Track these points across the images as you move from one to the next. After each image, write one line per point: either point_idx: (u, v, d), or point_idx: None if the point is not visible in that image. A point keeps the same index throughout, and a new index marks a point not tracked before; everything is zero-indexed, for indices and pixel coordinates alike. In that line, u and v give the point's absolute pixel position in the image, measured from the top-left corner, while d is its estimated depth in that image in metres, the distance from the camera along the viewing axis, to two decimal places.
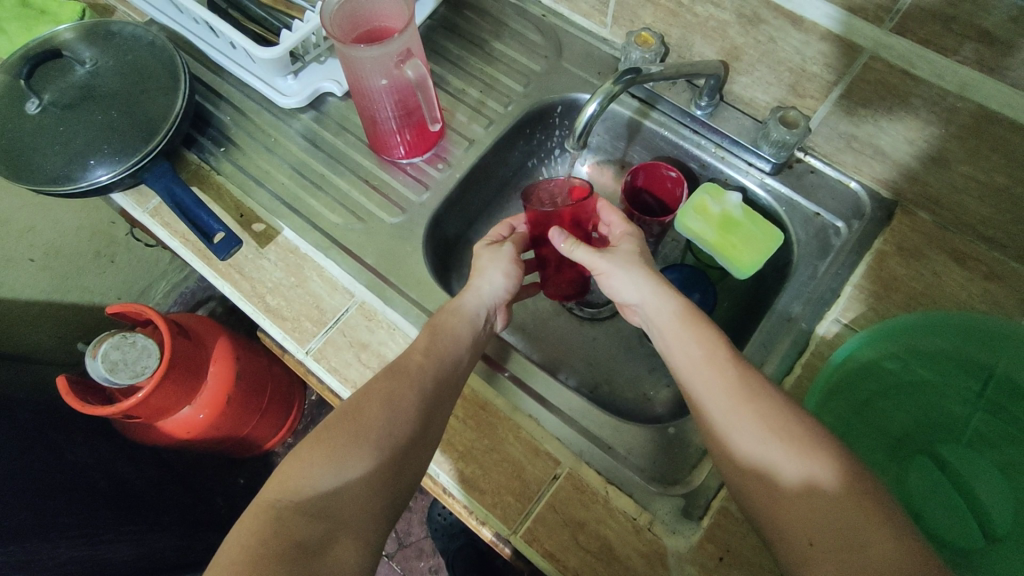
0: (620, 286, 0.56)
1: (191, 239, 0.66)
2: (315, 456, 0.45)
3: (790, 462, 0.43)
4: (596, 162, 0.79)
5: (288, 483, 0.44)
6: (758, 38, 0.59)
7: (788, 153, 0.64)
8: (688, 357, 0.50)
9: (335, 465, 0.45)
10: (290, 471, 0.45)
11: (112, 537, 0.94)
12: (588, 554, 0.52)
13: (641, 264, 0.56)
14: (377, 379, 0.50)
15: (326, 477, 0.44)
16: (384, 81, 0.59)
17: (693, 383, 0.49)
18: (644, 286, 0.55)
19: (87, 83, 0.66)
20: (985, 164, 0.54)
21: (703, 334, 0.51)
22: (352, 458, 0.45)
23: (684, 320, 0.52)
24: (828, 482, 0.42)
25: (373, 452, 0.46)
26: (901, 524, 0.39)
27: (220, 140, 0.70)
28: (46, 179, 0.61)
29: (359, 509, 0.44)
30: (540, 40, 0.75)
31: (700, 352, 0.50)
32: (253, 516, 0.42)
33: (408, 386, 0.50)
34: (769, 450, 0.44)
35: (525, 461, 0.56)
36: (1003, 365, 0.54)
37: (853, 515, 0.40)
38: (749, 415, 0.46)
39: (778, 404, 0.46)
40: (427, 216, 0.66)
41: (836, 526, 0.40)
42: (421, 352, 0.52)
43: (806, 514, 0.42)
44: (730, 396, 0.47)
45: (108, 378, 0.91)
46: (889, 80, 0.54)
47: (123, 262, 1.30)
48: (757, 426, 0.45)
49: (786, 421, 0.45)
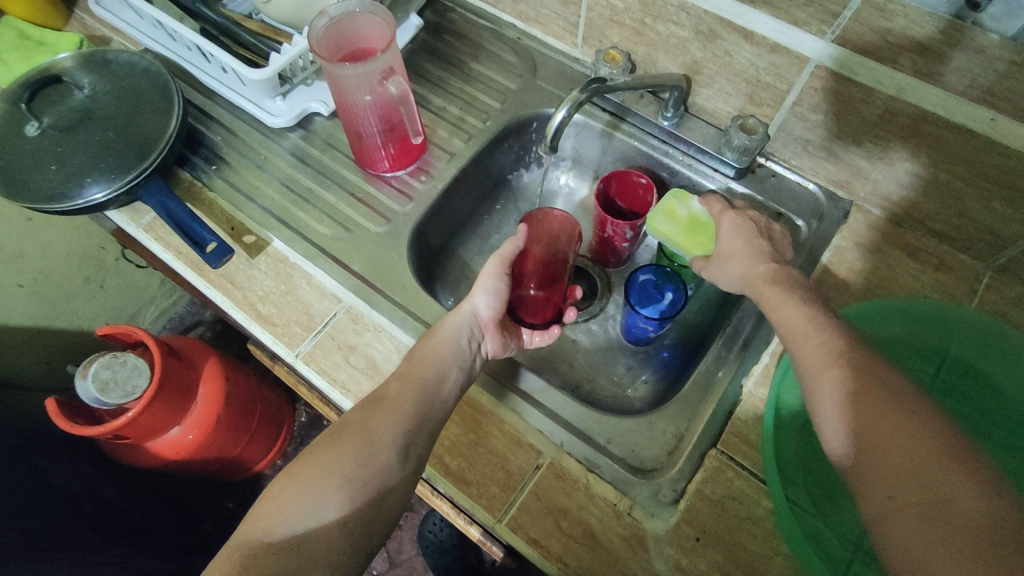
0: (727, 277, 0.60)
1: (183, 252, 0.68)
2: (287, 495, 0.48)
3: (875, 431, 0.42)
4: (570, 174, 0.83)
5: (263, 522, 0.47)
6: (715, 52, 0.64)
7: (749, 158, 0.68)
8: (793, 328, 0.50)
9: (309, 505, 0.47)
10: (263, 511, 0.48)
11: (97, 560, 0.93)
12: (571, 539, 0.54)
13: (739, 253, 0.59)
14: (357, 411, 0.52)
15: (299, 515, 0.47)
16: (368, 97, 0.62)
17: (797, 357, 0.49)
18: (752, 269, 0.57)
19: (86, 106, 0.69)
20: (926, 162, 0.59)
21: (806, 310, 0.50)
22: (327, 500, 0.48)
23: (780, 296, 0.52)
24: (913, 446, 0.40)
25: (346, 489, 0.48)
26: (991, 479, 0.38)
27: (212, 158, 0.73)
28: (43, 197, 0.63)
29: (338, 546, 0.47)
30: (516, 61, 0.79)
31: (806, 319, 0.50)
32: (228, 553, 0.46)
33: (382, 415, 0.52)
34: (855, 415, 0.43)
35: (509, 452, 0.58)
36: (955, 350, 0.59)
37: (937, 468, 0.39)
38: (839, 384, 0.45)
39: (866, 369, 0.45)
40: (411, 225, 0.69)
41: (925, 489, 0.38)
42: (401, 378, 0.54)
43: (891, 481, 0.40)
44: (823, 367, 0.46)
45: (99, 399, 0.92)
46: (835, 87, 0.59)
47: (112, 287, 1.32)
48: (843, 392, 0.44)
49: (869, 388, 0.43)
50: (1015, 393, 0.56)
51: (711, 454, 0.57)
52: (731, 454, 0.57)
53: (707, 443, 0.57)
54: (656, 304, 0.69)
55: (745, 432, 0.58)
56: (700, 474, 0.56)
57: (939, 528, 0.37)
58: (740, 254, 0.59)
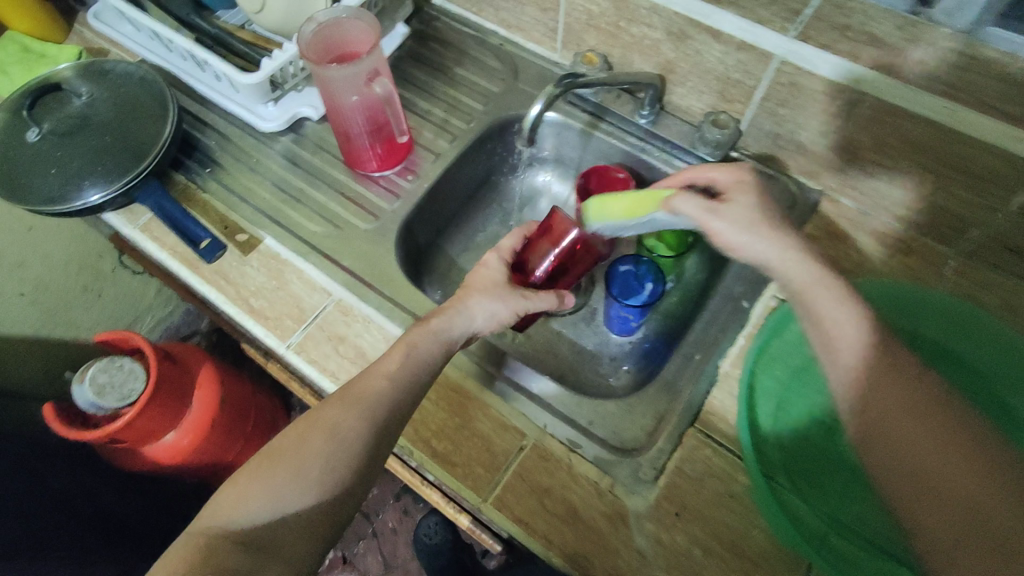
0: (746, 246, 0.51)
1: (178, 251, 0.71)
2: (252, 489, 0.48)
3: (919, 449, 0.42)
4: (554, 174, 0.86)
5: (223, 513, 0.47)
6: (686, 52, 0.67)
7: (722, 152, 0.71)
8: (831, 336, 0.47)
9: (273, 502, 0.48)
10: (225, 502, 0.48)
11: (99, 559, 0.96)
12: (554, 516, 0.56)
13: (760, 220, 0.51)
14: (333, 407, 0.52)
15: (261, 511, 0.47)
16: (355, 97, 0.65)
17: (833, 369, 0.47)
18: (785, 251, 0.49)
19: (84, 113, 0.72)
20: (887, 150, 0.62)
21: (852, 313, 0.46)
22: (292, 499, 0.48)
23: (829, 293, 0.47)
24: (959, 470, 0.41)
25: (312, 489, 0.49)
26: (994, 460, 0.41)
27: (206, 162, 0.76)
28: (43, 200, 0.66)
29: (298, 546, 0.48)
30: (498, 66, 0.83)
31: (853, 330, 0.46)
32: (187, 541, 0.46)
33: (356, 415, 0.52)
34: (900, 432, 0.43)
35: (494, 435, 0.60)
36: (926, 331, 0.61)
37: (945, 454, 0.42)
38: (878, 396, 0.44)
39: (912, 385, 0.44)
40: (398, 222, 0.72)
41: (971, 509, 0.40)
42: (385, 376, 0.54)
43: (934, 500, 0.41)
44: (865, 386, 0.45)
45: (96, 403, 0.94)
46: (799, 82, 0.62)
47: (110, 296, 1.34)
48: (888, 408, 0.44)
49: (917, 406, 0.43)
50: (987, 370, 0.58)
51: (689, 432, 0.59)
52: (709, 432, 0.59)
53: (686, 423, 0.59)
54: (636, 295, 0.72)
55: (721, 411, 0.60)
56: (679, 452, 0.58)
57: (940, 509, 0.41)
58: (761, 222, 0.51)
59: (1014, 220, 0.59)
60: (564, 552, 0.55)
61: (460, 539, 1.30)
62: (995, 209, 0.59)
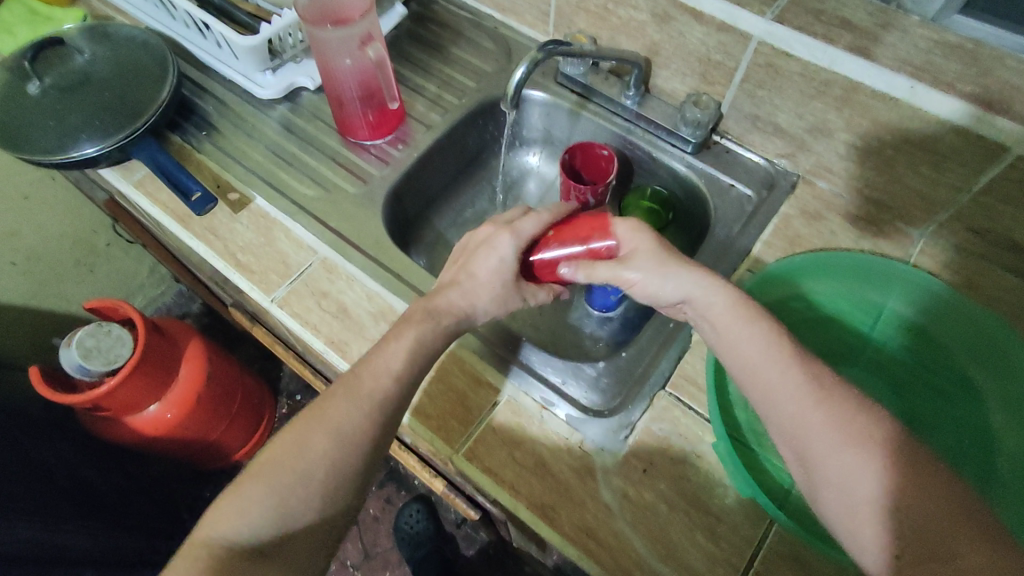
0: (662, 290, 0.55)
1: (170, 206, 0.72)
2: (256, 494, 0.47)
3: (841, 454, 0.44)
4: (543, 155, 0.89)
5: (225, 523, 0.46)
6: (670, 33, 0.70)
7: (703, 132, 0.74)
8: (753, 359, 0.50)
9: (279, 513, 0.47)
10: (224, 510, 0.47)
11: (72, 528, 0.94)
12: (524, 468, 0.57)
13: (672, 259, 0.54)
14: (337, 402, 0.50)
15: (263, 520, 0.46)
16: (348, 61, 0.68)
17: (758, 389, 0.49)
18: (695, 281, 0.53)
19: (86, 70, 0.74)
20: (860, 131, 0.64)
21: (765, 335, 0.50)
22: (296, 505, 0.47)
23: (741, 319, 0.52)
24: (911, 485, 0.42)
25: (317, 495, 0.48)
26: (942, 477, 0.42)
27: (202, 125, 0.78)
28: (41, 150, 0.67)
29: (302, 551, 0.48)
30: (492, 47, 0.85)
31: (762, 352, 0.50)
32: (191, 553, 0.45)
33: (352, 397, 0.50)
34: (825, 444, 0.45)
35: (469, 390, 0.61)
36: (893, 304, 0.65)
37: (896, 471, 0.43)
38: (816, 415, 0.46)
39: (846, 396, 0.46)
40: (387, 188, 0.74)
41: (903, 506, 0.41)
42: (391, 370, 0.52)
43: (894, 519, 0.41)
44: (797, 402, 0.47)
45: (82, 364, 0.94)
46: (777, 62, 0.64)
47: (101, 272, 1.35)
48: (808, 423, 0.46)
49: (854, 415, 0.45)
50: (950, 342, 0.62)
51: (661, 395, 0.60)
52: (680, 395, 0.61)
53: (658, 385, 0.61)
54: None
55: (693, 376, 0.61)
56: (649, 412, 0.60)
57: (899, 524, 0.41)
58: (670, 262, 0.54)
59: (977, 201, 0.62)
60: (532, 502, 0.56)
61: (440, 529, 1.29)
62: (961, 189, 0.62)
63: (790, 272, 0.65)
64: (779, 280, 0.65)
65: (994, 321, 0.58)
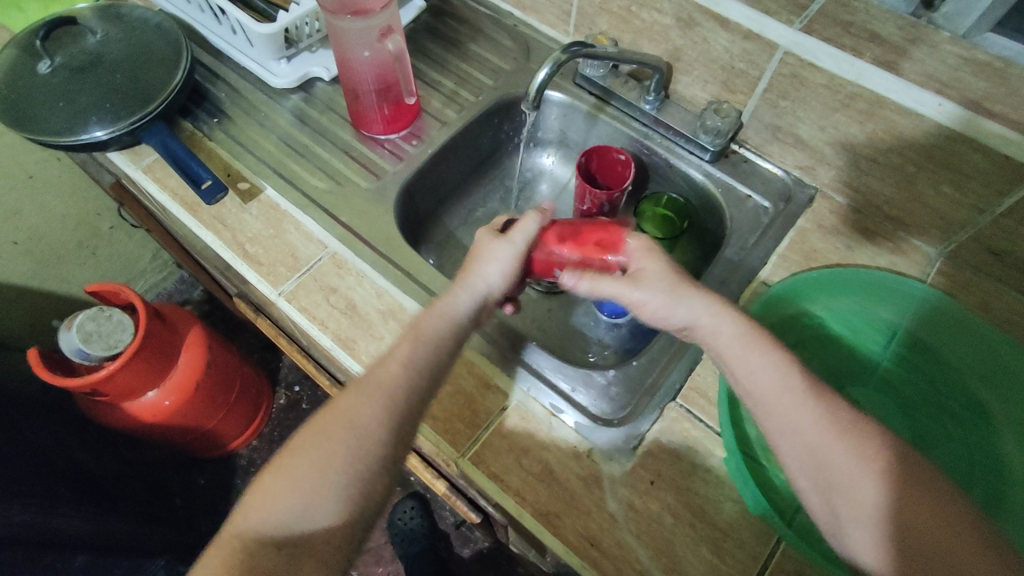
0: (668, 312, 0.53)
1: (179, 194, 0.71)
2: (280, 490, 0.47)
3: (853, 482, 0.45)
4: (557, 156, 0.88)
5: (255, 516, 0.47)
6: (694, 39, 0.69)
7: (723, 141, 0.73)
8: (762, 385, 0.49)
9: (307, 500, 0.47)
10: (255, 501, 0.48)
11: (67, 511, 0.92)
12: (531, 475, 0.56)
13: (683, 283, 0.53)
14: (377, 426, 0.50)
15: (289, 513, 0.47)
16: (367, 53, 0.66)
17: (767, 417, 0.49)
18: (704, 307, 0.52)
19: (97, 50, 0.73)
20: (883, 146, 0.63)
21: (776, 359, 0.50)
22: (322, 498, 0.47)
23: (751, 345, 0.51)
24: (919, 511, 0.43)
25: (337, 487, 0.48)
26: (949, 499, 0.44)
27: (214, 112, 0.77)
28: (49, 131, 0.66)
29: (332, 549, 0.47)
30: (511, 45, 0.84)
31: (776, 375, 0.49)
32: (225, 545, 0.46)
33: (370, 402, 0.50)
34: (843, 471, 0.45)
35: (476, 393, 0.61)
36: (907, 324, 0.64)
37: (903, 496, 0.44)
38: (827, 445, 0.46)
39: (851, 421, 0.47)
40: (399, 183, 0.73)
41: (916, 535, 0.43)
42: (395, 356, 0.52)
43: (904, 546, 0.43)
44: (807, 431, 0.47)
45: (81, 348, 0.91)
46: (803, 74, 0.63)
47: (103, 255, 1.33)
48: (829, 456, 0.46)
49: (861, 443, 0.46)
50: (962, 366, 0.61)
51: (671, 406, 0.60)
52: (690, 407, 0.60)
53: (668, 396, 0.60)
54: None
55: (703, 388, 0.61)
56: (659, 423, 0.59)
57: (910, 550, 0.42)
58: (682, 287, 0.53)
59: (997, 222, 0.61)
60: (536, 509, 0.55)
61: (436, 527, 1.29)
62: (982, 209, 0.61)
63: (803, 285, 0.64)
64: (791, 293, 0.64)
65: (1006, 342, 0.57)
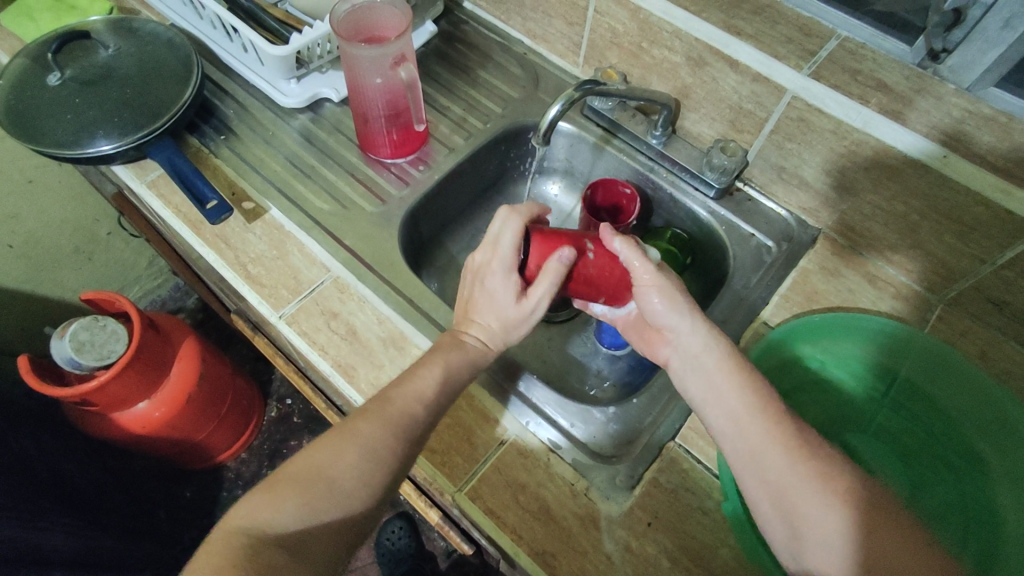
0: (659, 315, 0.55)
1: (182, 210, 0.71)
2: (274, 494, 0.46)
3: (820, 512, 0.44)
4: (562, 185, 0.88)
5: (245, 511, 0.45)
6: (703, 78, 0.69)
7: (728, 179, 0.73)
8: (728, 411, 0.50)
9: (303, 504, 0.46)
10: (255, 501, 0.46)
11: (47, 525, 0.89)
12: (528, 513, 0.56)
13: (675, 289, 0.54)
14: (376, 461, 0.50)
15: (293, 516, 0.45)
16: (379, 80, 0.66)
17: (734, 442, 0.49)
18: (690, 319, 0.54)
19: (108, 64, 0.73)
20: (886, 193, 0.64)
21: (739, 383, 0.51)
22: (319, 508, 0.46)
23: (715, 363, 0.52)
24: (898, 547, 0.42)
25: (333, 500, 0.46)
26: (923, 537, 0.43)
27: (221, 129, 0.77)
28: (54, 144, 0.66)
29: (328, 550, 0.45)
30: (520, 73, 0.85)
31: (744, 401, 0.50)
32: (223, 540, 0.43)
33: (370, 431, 0.49)
34: (811, 502, 0.45)
35: (475, 426, 0.60)
36: (906, 370, 0.63)
37: (880, 531, 0.43)
38: (792, 475, 0.46)
39: (821, 451, 0.47)
40: (404, 208, 0.73)
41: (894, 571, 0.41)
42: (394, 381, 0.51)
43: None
44: (773, 457, 0.47)
45: (73, 359, 0.90)
46: (810, 118, 0.63)
47: (99, 260, 1.32)
48: (798, 485, 0.46)
49: (830, 473, 0.46)
50: (963, 418, 0.60)
51: (670, 446, 0.59)
52: (688, 448, 0.60)
53: (667, 435, 0.60)
54: None
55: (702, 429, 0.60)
56: (657, 462, 0.59)
57: None
58: (669, 292, 0.54)
59: (998, 272, 0.61)
60: (532, 548, 0.54)
61: (422, 548, 1.27)
62: (983, 260, 0.61)
63: (800, 331, 0.64)
64: (791, 338, 0.64)
65: (994, 388, 0.57)
